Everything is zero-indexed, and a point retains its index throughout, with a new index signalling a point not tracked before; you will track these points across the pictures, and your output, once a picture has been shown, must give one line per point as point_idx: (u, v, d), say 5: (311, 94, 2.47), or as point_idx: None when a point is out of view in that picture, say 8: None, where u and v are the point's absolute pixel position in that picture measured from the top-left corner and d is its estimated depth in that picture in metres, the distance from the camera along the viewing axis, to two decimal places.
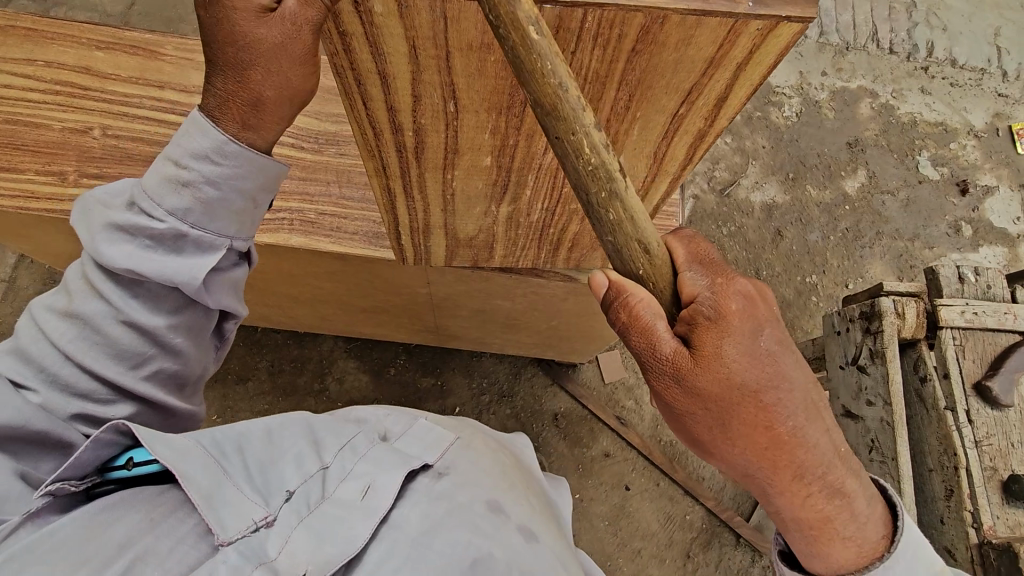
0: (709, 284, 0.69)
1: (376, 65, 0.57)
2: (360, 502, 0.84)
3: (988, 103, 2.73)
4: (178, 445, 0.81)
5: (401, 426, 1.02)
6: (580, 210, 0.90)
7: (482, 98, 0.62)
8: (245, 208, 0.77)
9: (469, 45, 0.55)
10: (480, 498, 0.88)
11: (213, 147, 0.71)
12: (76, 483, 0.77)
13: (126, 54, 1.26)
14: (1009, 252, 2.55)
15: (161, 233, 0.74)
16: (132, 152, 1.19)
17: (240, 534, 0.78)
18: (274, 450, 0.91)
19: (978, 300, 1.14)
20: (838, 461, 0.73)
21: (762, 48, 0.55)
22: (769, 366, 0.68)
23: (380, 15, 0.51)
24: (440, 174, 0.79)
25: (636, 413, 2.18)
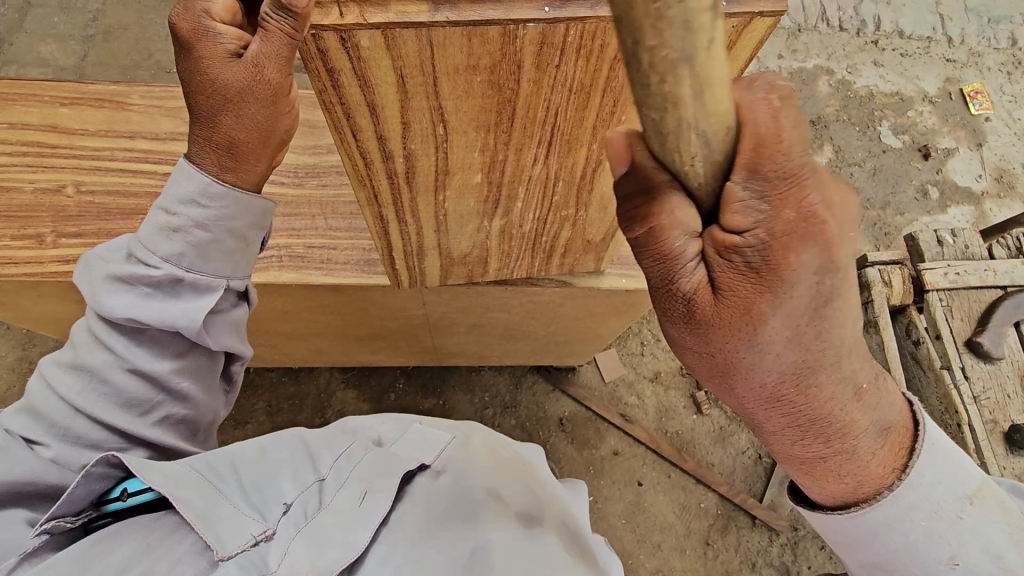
0: (762, 209, 0.51)
1: (364, 98, 0.58)
2: (359, 508, 0.84)
3: (939, 68, 2.83)
4: (167, 469, 0.78)
5: (394, 431, 1.03)
6: (571, 216, 0.91)
7: (471, 118, 0.63)
8: (236, 248, 0.77)
9: (455, 69, 0.55)
10: (480, 487, 0.90)
11: (198, 190, 0.71)
12: (72, 519, 0.73)
13: (92, 108, 1.24)
14: (976, 209, 2.64)
15: (158, 279, 0.73)
16: (109, 206, 1.17)
17: (240, 548, 0.75)
18: (268, 468, 0.90)
19: (958, 260, 1.17)
20: (857, 405, 0.61)
21: (737, 44, 0.57)
22: (791, 320, 0.56)
23: (367, 48, 0.51)
24: (432, 197, 0.80)
25: (639, 408, 2.19)
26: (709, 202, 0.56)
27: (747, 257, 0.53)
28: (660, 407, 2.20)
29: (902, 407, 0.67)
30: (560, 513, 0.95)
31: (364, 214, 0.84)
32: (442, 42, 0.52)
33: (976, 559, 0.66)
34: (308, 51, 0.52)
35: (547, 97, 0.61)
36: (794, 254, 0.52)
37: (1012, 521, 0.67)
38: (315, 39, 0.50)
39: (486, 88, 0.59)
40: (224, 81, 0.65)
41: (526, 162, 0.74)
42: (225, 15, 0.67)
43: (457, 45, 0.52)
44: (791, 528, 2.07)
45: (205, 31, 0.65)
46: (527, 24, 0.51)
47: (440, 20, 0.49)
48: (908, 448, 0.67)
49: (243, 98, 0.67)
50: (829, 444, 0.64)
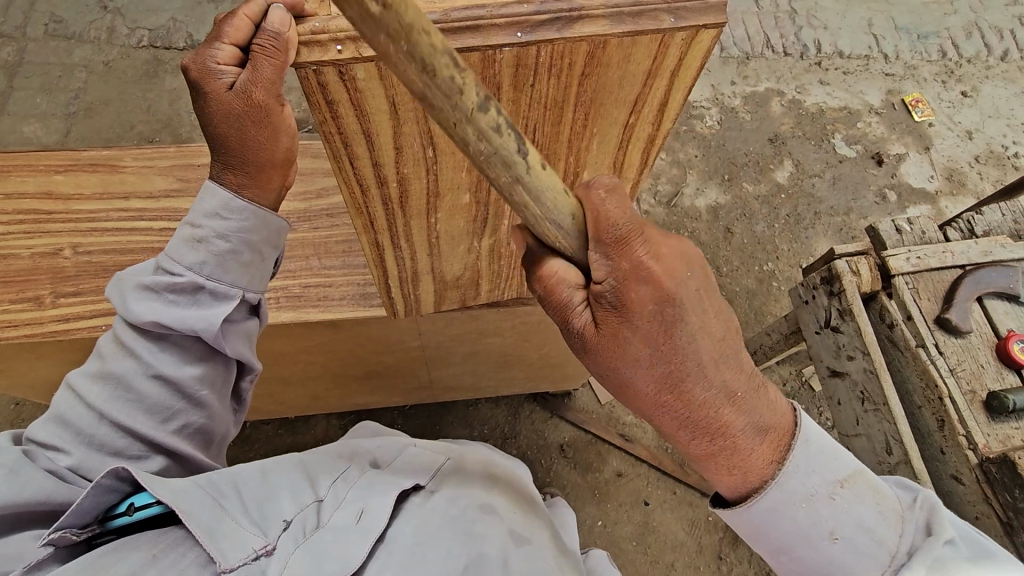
0: (608, 267, 0.69)
1: (361, 126, 0.64)
2: (356, 526, 0.86)
3: (880, 83, 3.04)
4: (174, 485, 0.80)
5: (389, 455, 1.07)
6: None
7: None
8: (253, 260, 0.82)
9: None
10: (473, 502, 0.94)
11: (221, 205, 0.78)
12: (77, 531, 0.74)
13: (87, 173, 1.29)
14: (933, 208, 2.78)
15: (181, 287, 0.78)
16: (106, 264, 1.20)
17: (241, 561, 0.77)
18: (269, 485, 0.91)
19: (918, 245, 1.25)
20: (730, 407, 0.72)
21: (687, 56, 0.65)
22: (664, 341, 0.70)
23: (362, 80, 0.57)
24: (424, 219, 0.85)
25: (638, 426, 2.22)
26: (596, 246, 0.69)
27: (610, 299, 0.69)
28: None
29: (781, 411, 0.77)
30: (548, 535, 0.99)
31: (360, 242, 0.89)
32: None
33: (856, 543, 0.74)
34: (314, 90, 0.58)
35: (525, 114, 0.68)
36: (636, 287, 0.68)
37: (881, 507, 0.75)
38: (316, 75, 0.56)
39: None
40: (225, 114, 0.72)
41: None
42: (225, 54, 0.71)
43: None
44: None
45: (207, 68, 0.71)
46: (503, 48, 0.57)
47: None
48: (788, 441, 0.76)
49: (243, 127, 0.74)
50: (711, 435, 0.74)
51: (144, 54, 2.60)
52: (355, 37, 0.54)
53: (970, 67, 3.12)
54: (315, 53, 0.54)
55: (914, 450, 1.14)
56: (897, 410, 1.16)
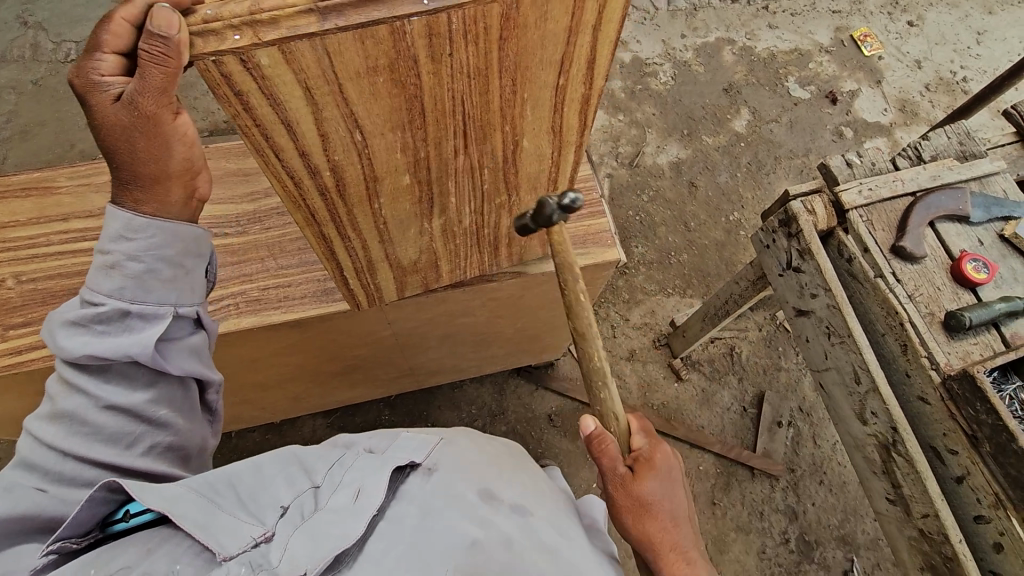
0: (645, 442, 1.08)
1: (278, 116, 0.61)
2: (353, 506, 0.86)
3: (828, 21, 3.06)
4: (164, 491, 0.80)
5: (386, 441, 1.06)
6: (505, 202, 0.97)
7: (383, 119, 0.67)
8: (175, 275, 0.82)
9: (356, 73, 0.59)
10: (474, 487, 0.93)
11: (124, 226, 0.78)
12: (77, 540, 0.74)
13: (21, 199, 1.24)
14: (889, 140, 2.82)
15: (106, 315, 0.77)
16: (54, 289, 1.17)
17: (240, 549, 0.79)
18: (265, 478, 0.93)
19: (868, 177, 1.27)
20: (678, 532, 1.02)
21: (606, 9, 0.63)
22: (649, 511, 1.02)
23: (268, 66, 0.55)
24: (367, 206, 0.83)
25: (623, 387, 2.25)
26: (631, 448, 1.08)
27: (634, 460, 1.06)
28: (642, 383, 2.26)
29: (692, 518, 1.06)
30: (544, 500, 1.00)
31: (305, 235, 0.86)
32: (338, 50, 0.56)
33: None
34: (222, 87, 0.55)
35: (448, 87, 0.66)
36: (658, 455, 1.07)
37: None
38: (216, 68, 0.53)
39: (391, 87, 0.63)
40: (111, 127, 0.71)
41: (450, 158, 0.79)
42: (108, 65, 0.69)
43: (352, 50, 0.57)
44: (789, 470, 2.13)
45: (89, 77, 0.68)
46: (411, 18, 0.55)
47: (330, 28, 0.53)
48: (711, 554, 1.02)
49: (131, 141, 0.73)
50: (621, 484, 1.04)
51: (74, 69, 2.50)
52: (252, 21, 0.52)
53: None
54: (214, 46, 0.52)
55: (881, 377, 1.16)
56: (862, 341, 1.19)
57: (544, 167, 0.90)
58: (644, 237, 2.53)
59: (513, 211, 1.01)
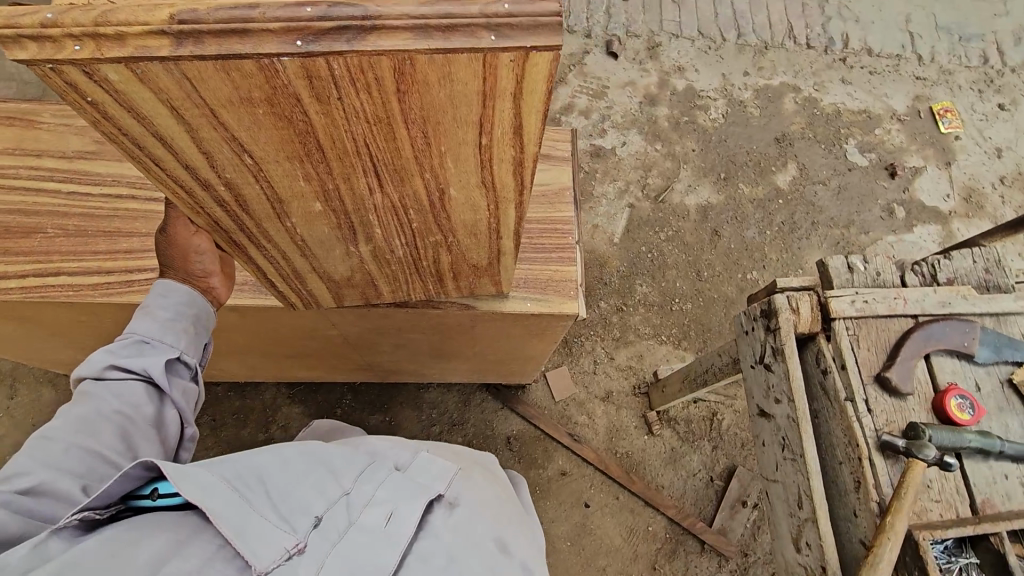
0: None
1: (147, 129, 0.56)
2: (383, 531, 0.88)
3: (908, 86, 2.82)
4: (200, 481, 0.87)
5: (410, 455, 1.06)
6: (441, 241, 0.90)
7: (274, 149, 0.62)
8: (188, 328, 1.01)
9: (229, 102, 0.54)
10: (491, 536, 0.95)
11: (162, 289, 1.00)
12: (101, 510, 0.84)
13: (2, 127, 1.25)
14: (943, 229, 2.59)
15: (133, 344, 0.96)
16: (9, 224, 1.17)
17: (274, 561, 0.82)
18: (296, 475, 0.95)
19: (867, 288, 1.14)
20: None
21: (526, 79, 0.56)
22: None
23: (119, 82, 0.50)
24: (279, 223, 0.78)
25: (590, 427, 2.17)
26: None
27: None
28: (611, 427, 2.17)
29: None
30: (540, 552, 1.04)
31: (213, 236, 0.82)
32: (199, 76, 0.50)
33: None
34: (73, 92, 0.51)
35: (347, 129, 0.60)
36: None
37: None
38: (60, 74, 0.49)
39: (275, 120, 0.57)
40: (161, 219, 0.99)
41: (366, 195, 0.74)
42: None
43: (216, 78, 0.51)
44: (741, 554, 2.02)
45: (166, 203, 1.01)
46: (279, 58, 0.49)
47: (184, 56, 0.48)
48: None
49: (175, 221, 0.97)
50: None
51: None
52: (95, 34, 0.47)
53: (1013, 77, 2.86)
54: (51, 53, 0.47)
55: (823, 509, 1.05)
56: (813, 464, 1.08)
57: (480, 216, 0.83)
58: (650, 276, 2.42)
59: (452, 252, 0.96)
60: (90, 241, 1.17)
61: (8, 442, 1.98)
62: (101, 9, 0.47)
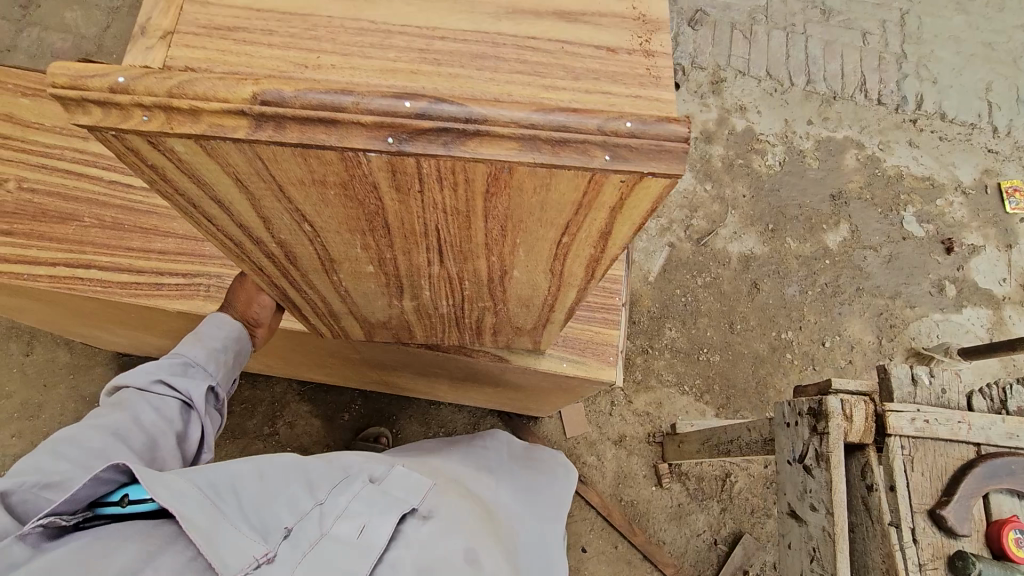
0: None
1: (206, 194, 0.51)
2: (355, 541, 0.86)
3: (978, 159, 2.69)
4: (172, 486, 0.81)
5: (384, 470, 1.05)
6: (490, 306, 0.84)
7: (338, 221, 0.56)
8: (230, 360, 1.02)
9: (299, 180, 0.48)
10: (460, 548, 0.91)
11: (216, 319, 1.02)
12: (68, 517, 0.76)
13: (53, 103, 1.21)
14: (994, 314, 2.47)
15: (180, 363, 0.96)
16: (47, 208, 1.14)
17: (242, 570, 0.77)
18: (270, 488, 0.91)
19: (931, 406, 1.07)
20: None
21: (631, 198, 0.49)
22: None
23: (185, 154, 0.45)
24: (325, 277, 0.73)
25: (597, 469, 2.11)
26: None
27: None
28: (619, 472, 2.11)
29: None
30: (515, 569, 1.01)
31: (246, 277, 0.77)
32: (272, 157, 0.45)
33: None
34: (131, 155, 0.46)
35: (420, 215, 0.54)
36: None
37: None
38: (124, 142, 0.44)
39: (344, 200, 0.51)
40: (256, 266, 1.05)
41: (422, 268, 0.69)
42: None
43: (289, 160, 0.45)
44: None
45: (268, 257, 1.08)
46: (366, 154, 0.44)
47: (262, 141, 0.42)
48: None
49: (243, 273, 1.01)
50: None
51: None
52: (169, 106, 0.42)
53: None
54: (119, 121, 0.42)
55: None
56: None
57: (539, 293, 0.77)
58: (681, 322, 2.34)
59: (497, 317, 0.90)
60: (126, 237, 1.13)
61: (18, 399, 1.97)
62: (178, 77, 0.42)
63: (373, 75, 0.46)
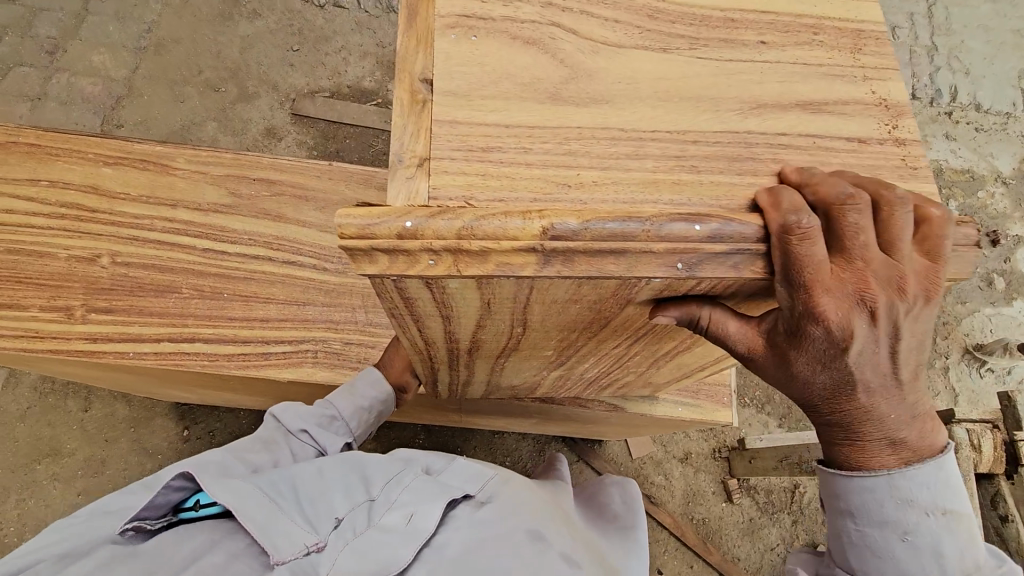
0: None
1: (450, 307, 0.58)
2: (403, 528, 0.78)
3: (1015, 148, 2.68)
4: (237, 488, 0.82)
5: (443, 462, 0.95)
6: (638, 369, 0.90)
7: (557, 318, 0.63)
8: (368, 422, 1.07)
9: (551, 296, 0.55)
10: (524, 526, 0.78)
11: (372, 378, 1.05)
12: (152, 521, 0.79)
13: (136, 170, 1.19)
14: None
15: (328, 417, 1.02)
16: (144, 281, 1.11)
17: (293, 556, 0.76)
18: (325, 483, 0.89)
19: None
20: None
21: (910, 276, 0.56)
22: None
23: (457, 287, 0.51)
24: (494, 356, 0.80)
25: (666, 489, 2.09)
26: None
27: None
28: (688, 490, 2.10)
29: None
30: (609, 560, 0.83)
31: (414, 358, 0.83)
32: (542, 286, 0.51)
33: None
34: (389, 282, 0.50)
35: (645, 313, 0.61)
36: None
37: None
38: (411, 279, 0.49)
39: (580, 305, 0.58)
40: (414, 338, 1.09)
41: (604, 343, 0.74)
42: None
43: (557, 287, 0.52)
44: None
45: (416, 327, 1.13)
46: (650, 279, 0.50)
47: (551, 275, 0.48)
48: None
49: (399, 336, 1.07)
50: (788, 254, 0.50)
51: None
52: (454, 251, 0.47)
53: None
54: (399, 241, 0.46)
55: None
56: None
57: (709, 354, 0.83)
58: None
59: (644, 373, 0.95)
60: (226, 306, 1.11)
61: (80, 457, 1.92)
62: (465, 218, 0.47)
63: (637, 191, 0.53)
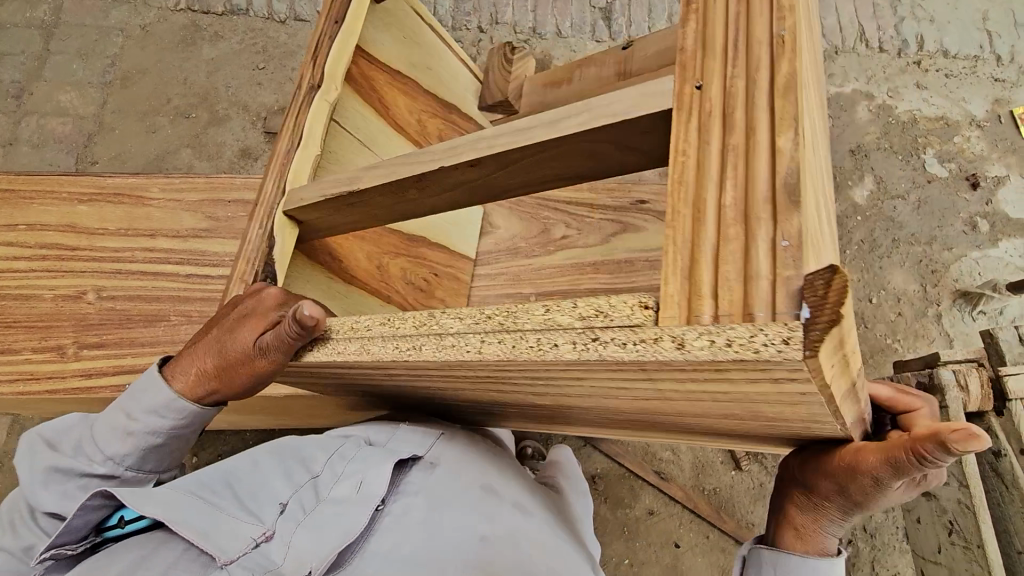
0: None
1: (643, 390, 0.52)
2: (357, 497, 0.99)
3: (987, 89, 2.69)
4: (165, 498, 0.96)
5: (383, 435, 1.12)
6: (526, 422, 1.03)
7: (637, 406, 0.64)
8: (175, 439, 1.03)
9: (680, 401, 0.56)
10: (475, 483, 1.04)
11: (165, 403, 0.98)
12: (72, 545, 0.99)
13: (112, 205, 1.20)
14: None
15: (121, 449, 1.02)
16: (131, 312, 1.12)
17: (240, 552, 0.94)
18: (259, 474, 1.07)
19: None
20: None
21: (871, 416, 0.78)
22: None
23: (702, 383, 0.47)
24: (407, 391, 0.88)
25: (675, 463, 2.11)
26: None
27: None
28: (696, 462, 2.12)
29: None
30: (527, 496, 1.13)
31: (356, 324, 0.71)
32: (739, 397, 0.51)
33: None
34: (681, 346, 0.43)
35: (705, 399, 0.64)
36: None
37: None
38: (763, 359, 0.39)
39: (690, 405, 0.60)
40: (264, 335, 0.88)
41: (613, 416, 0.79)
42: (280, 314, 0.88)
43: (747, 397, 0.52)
44: None
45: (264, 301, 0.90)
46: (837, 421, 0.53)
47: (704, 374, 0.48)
48: None
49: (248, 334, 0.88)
50: (913, 469, 0.57)
51: (182, 18, 2.49)
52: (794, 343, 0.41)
53: None
54: (793, 326, 0.39)
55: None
56: (994, 555, 1.01)
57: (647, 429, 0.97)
58: None
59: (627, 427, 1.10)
60: None
61: None
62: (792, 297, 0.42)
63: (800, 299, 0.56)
